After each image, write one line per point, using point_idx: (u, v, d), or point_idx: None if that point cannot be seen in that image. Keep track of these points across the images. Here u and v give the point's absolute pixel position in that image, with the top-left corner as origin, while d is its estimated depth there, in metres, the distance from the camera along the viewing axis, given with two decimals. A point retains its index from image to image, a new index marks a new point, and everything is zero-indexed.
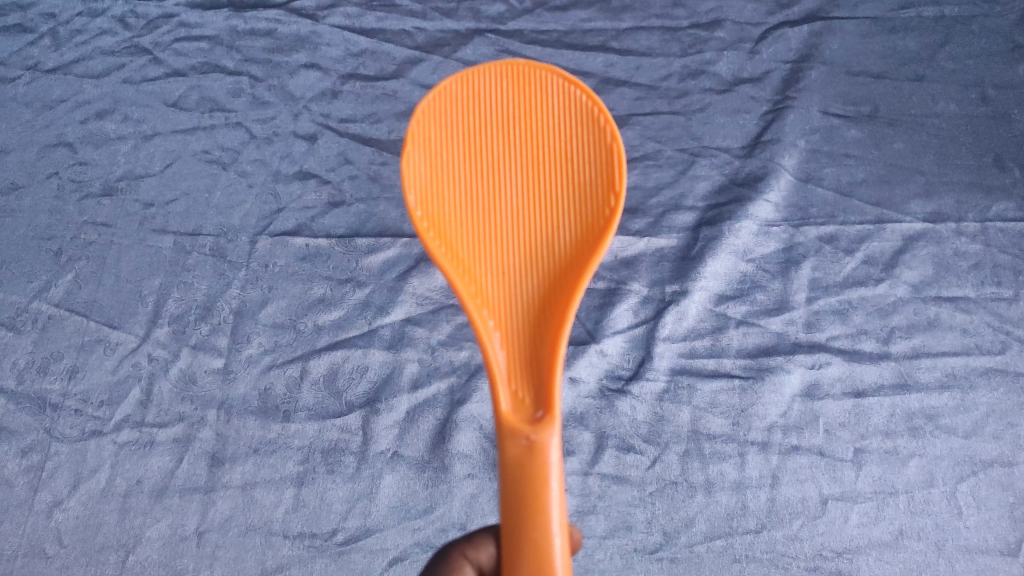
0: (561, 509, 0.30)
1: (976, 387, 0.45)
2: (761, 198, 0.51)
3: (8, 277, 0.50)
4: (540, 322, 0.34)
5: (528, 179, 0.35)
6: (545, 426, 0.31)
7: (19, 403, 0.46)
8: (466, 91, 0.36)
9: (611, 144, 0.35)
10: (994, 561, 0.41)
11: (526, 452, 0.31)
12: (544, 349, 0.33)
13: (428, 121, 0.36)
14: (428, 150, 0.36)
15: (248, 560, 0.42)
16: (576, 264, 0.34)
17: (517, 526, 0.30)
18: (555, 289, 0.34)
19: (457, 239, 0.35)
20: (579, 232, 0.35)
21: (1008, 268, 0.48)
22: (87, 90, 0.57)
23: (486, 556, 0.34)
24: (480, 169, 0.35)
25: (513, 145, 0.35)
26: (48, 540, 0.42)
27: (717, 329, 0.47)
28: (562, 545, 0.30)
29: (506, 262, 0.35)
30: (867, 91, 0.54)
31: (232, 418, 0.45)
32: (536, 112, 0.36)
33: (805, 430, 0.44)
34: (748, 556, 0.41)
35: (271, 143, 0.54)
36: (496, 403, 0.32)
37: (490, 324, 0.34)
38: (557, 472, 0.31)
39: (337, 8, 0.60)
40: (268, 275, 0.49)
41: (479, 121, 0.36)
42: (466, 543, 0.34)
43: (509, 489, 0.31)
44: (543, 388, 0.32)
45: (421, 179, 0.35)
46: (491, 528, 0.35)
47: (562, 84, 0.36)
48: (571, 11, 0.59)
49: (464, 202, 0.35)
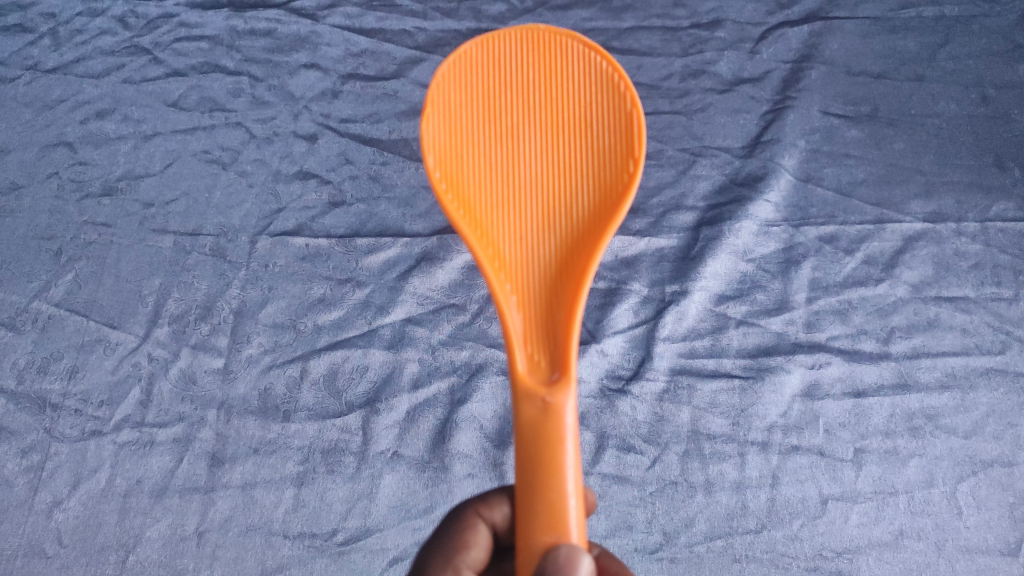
0: (576, 472, 0.30)
1: (976, 387, 0.45)
2: (761, 197, 0.51)
3: (8, 277, 0.50)
4: (557, 287, 0.34)
5: (546, 145, 0.35)
6: (561, 388, 0.31)
7: (19, 403, 0.46)
8: (486, 55, 0.36)
9: (631, 110, 0.35)
10: (994, 561, 0.40)
11: (542, 412, 0.31)
12: (560, 313, 0.33)
13: (448, 86, 0.36)
14: (447, 114, 0.35)
15: (248, 560, 0.42)
16: (594, 230, 0.34)
17: (532, 487, 0.30)
18: (572, 255, 0.34)
19: (476, 202, 0.34)
20: (597, 198, 0.34)
21: (1008, 268, 0.48)
22: (88, 90, 0.57)
23: (500, 516, 0.36)
24: (499, 134, 0.35)
25: (532, 111, 0.35)
26: (48, 540, 0.42)
27: (717, 329, 0.47)
28: (576, 507, 0.30)
29: (523, 226, 0.34)
30: (868, 91, 0.54)
31: (232, 418, 0.45)
32: (556, 76, 0.35)
33: (805, 430, 0.44)
34: (748, 556, 0.41)
35: (271, 143, 0.54)
36: (512, 366, 0.32)
37: (506, 287, 0.33)
38: (573, 435, 0.31)
39: (337, 8, 0.60)
40: (268, 275, 0.49)
41: (498, 86, 0.35)
42: (481, 502, 0.36)
43: (523, 451, 0.30)
44: (559, 352, 0.32)
45: (440, 142, 0.35)
46: (505, 489, 0.37)
47: (583, 50, 0.36)
48: (571, 11, 0.59)
49: (484, 167, 0.35)
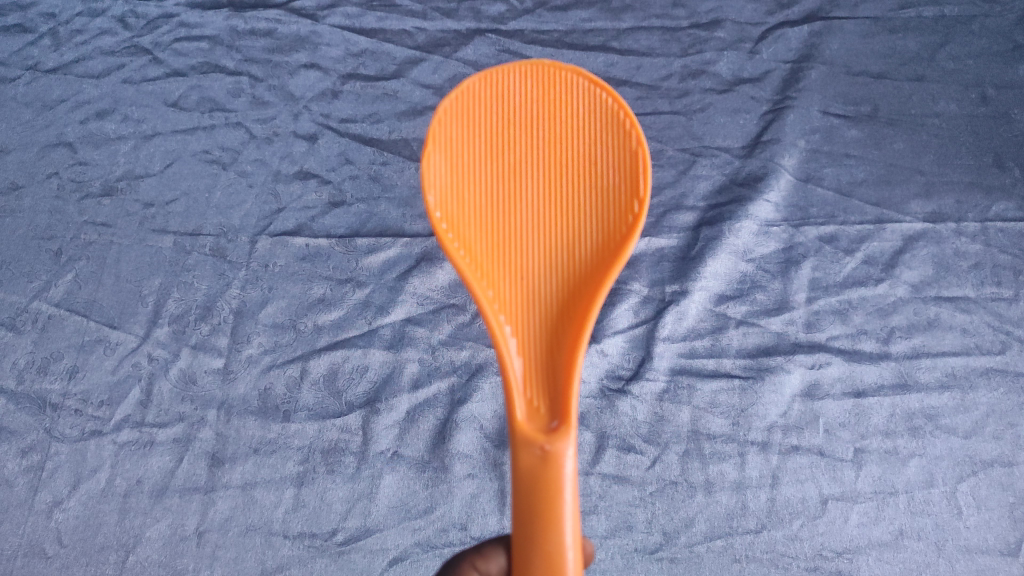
0: (575, 522, 0.30)
1: (976, 387, 0.45)
2: (760, 199, 0.51)
3: (8, 277, 0.50)
4: (558, 330, 0.34)
5: (548, 182, 0.35)
6: (560, 436, 0.31)
7: (19, 403, 0.46)
8: (490, 89, 0.36)
9: (636, 149, 0.35)
10: (994, 561, 0.40)
11: (540, 461, 0.30)
12: (561, 357, 0.33)
13: (451, 120, 0.36)
14: (449, 150, 0.35)
15: (248, 560, 0.42)
16: (597, 271, 0.34)
17: (529, 537, 0.30)
18: (574, 296, 0.34)
19: (476, 242, 0.34)
20: (600, 239, 0.34)
21: (1008, 268, 0.48)
22: (88, 90, 0.57)
23: (495, 567, 0.33)
24: (501, 171, 0.35)
25: (536, 148, 0.35)
26: (48, 540, 0.42)
27: (717, 329, 0.47)
28: (574, 558, 0.30)
29: (525, 267, 0.34)
30: (868, 91, 0.54)
31: (232, 418, 0.45)
32: (561, 114, 0.36)
33: (805, 430, 0.44)
34: (748, 556, 0.41)
35: (271, 143, 0.54)
36: (511, 411, 0.32)
37: (506, 329, 0.33)
38: (572, 484, 0.30)
39: (337, 8, 0.60)
40: (268, 275, 0.49)
41: (502, 123, 0.35)
42: (476, 554, 0.34)
43: (521, 499, 0.30)
44: (559, 398, 0.32)
45: (441, 178, 0.35)
46: (501, 538, 0.34)
47: (588, 86, 0.36)
48: (571, 11, 0.59)
49: (484, 204, 0.35)
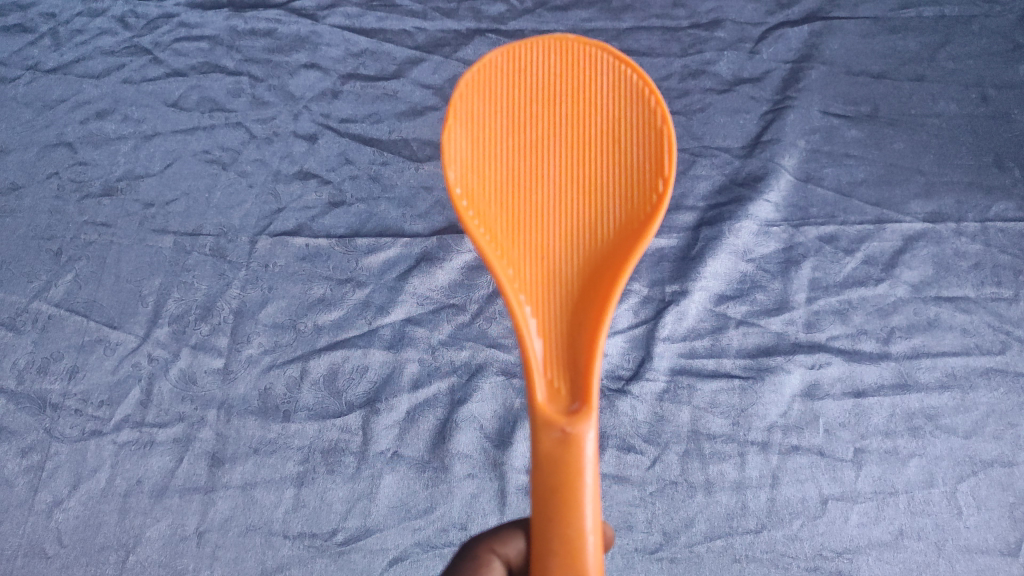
0: (595, 506, 0.30)
1: (976, 387, 0.45)
2: (761, 198, 0.51)
3: (8, 277, 0.50)
4: (579, 310, 0.34)
5: (570, 159, 0.35)
6: (581, 418, 0.31)
7: (19, 403, 0.46)
8: (512, 65, 0.36)
9: (661, 126, 0.35)
10: (994, 561, 0.40)
11: (561, 444, 0.30)
12: (582, 337, 0.33)
13: (472, 96, 0.36)
14: (469, 126, 0.35)
15: (248, 560, 0.42)
16: (619, 249, 0.34)
17: (548, 521, 0.30)
18: (595, 276, 0.34)
19: (496, 219, 0.34)
20: (622, 218, 0.34)
21: (1008, 267, 0.48)
22: (88, 90, 0.57)
23: (514, 551, 0.34)
24: (522, 148, 0.35)
25: (558, 125, 0.35)
26: (48, 540, 0.42)
27: (717, 329, 0.47)
28: (595, 543, 0.29)
29: (545, 246, 0.34)
30: (868, 91, 0.54)
31: (232, 418, 0.45)
32: (585, 90, 0.36)
33: (805, 430, 0.44)
34: (747, 556, 0.41)
35: (271, 143, 0.54)
36: (531, 391, 0.32)
37: (526, 309, 0.33)
38: (593, 466, 0.30)
39: (337, 8, 0.60)
40: (268, 275, 0.49)
41: (524, 98, 0.35)
42: (494, 538, 0.34)
43: (541, 481, 0.30)
44: (580, 378, 0.32)
45: (461, 154, 0.35)
46: (519, 522, 0.34)
47: (613, 62, 0.36)
48: (571, 11, 0.59)
49: (505, 182, 0.35)
